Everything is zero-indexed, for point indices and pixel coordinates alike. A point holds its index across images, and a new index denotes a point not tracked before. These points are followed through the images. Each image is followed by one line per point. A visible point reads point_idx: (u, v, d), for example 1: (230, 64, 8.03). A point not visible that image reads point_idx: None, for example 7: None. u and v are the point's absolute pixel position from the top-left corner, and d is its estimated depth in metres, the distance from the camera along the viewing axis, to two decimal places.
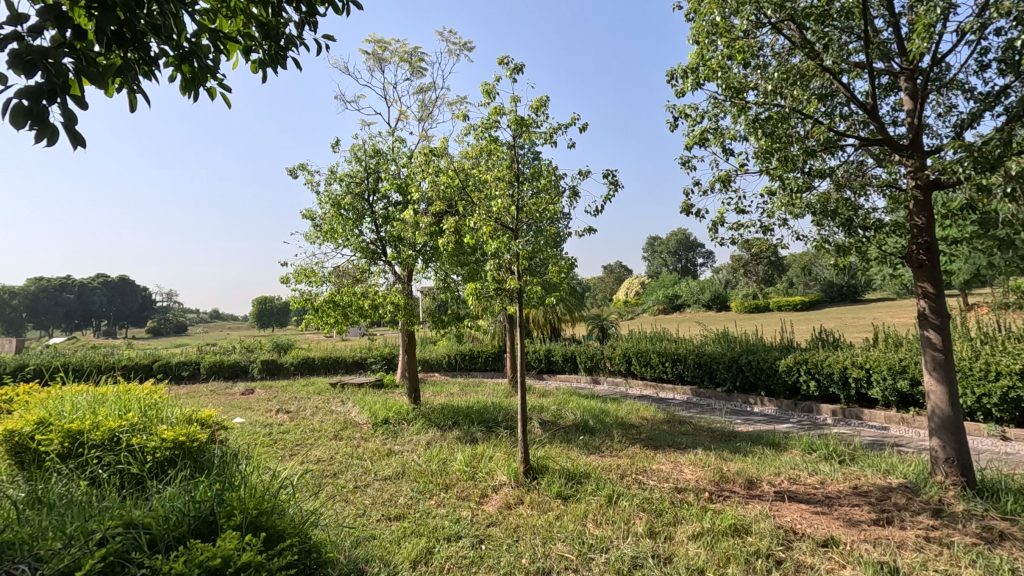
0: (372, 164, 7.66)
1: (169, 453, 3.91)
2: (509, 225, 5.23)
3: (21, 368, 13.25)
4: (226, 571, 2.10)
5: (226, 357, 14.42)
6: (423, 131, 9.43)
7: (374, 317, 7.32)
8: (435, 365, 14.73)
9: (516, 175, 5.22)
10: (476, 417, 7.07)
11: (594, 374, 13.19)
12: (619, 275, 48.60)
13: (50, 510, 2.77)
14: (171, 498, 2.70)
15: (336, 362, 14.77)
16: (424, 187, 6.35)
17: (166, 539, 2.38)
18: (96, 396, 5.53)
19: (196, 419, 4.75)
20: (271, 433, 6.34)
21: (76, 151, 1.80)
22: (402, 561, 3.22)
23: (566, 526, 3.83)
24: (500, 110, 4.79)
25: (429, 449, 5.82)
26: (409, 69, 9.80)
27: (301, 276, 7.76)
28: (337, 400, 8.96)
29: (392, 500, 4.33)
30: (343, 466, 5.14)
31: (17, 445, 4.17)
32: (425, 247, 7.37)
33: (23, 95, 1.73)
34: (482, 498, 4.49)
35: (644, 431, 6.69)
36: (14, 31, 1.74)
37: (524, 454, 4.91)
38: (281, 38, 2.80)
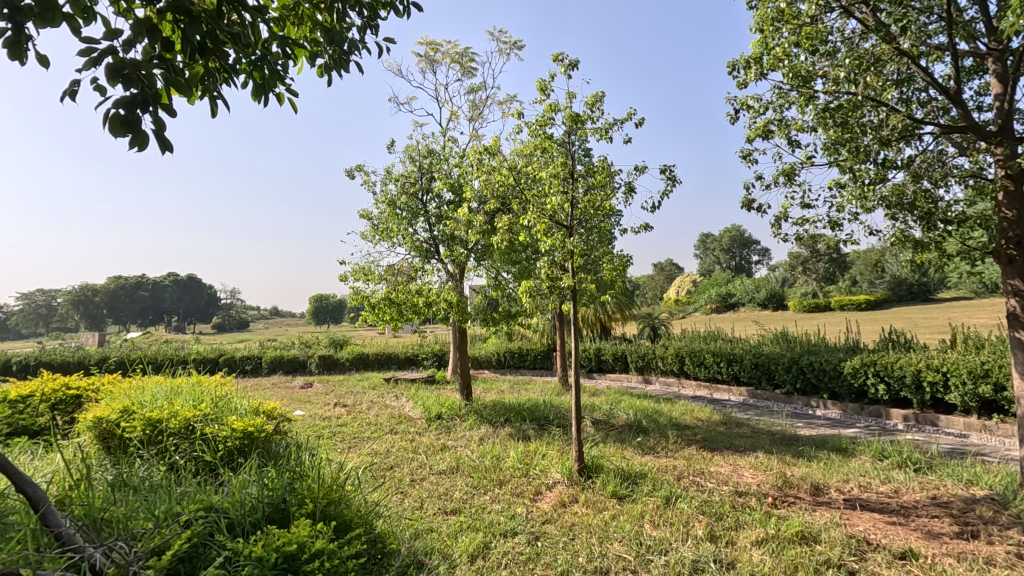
0: (426, 163, 7.80)
1: (239, 442, 4.10)
2: (563, 222, 5.22)
3: (104, 359, 14.27)
4: (302, 557, 2.18)
5: (286, 352, 15.08)
6: (474, 130, 9.53)
7: (427, 314, 7.45)
8: (485, 362, 14.96)
9: (570, 172, 5.18)
10: (528, 415, 7.08)
11: (645, 374, 12.95)
12: (669, 274, 47.56)
13: (135, 492, 2.97)
14: (245, 485, 2.83)
15: (388, 358, 15.16)
16: (477, 186, 6.40)
17: (243, 523, 2.51)
18: (171, 387, 5.88)
19: (262, 411, 4.97)
20: (330, 426, 6.57)
21: (165, 156, 1.90)
22: (461, 555, 3.27)
23: (623, 526, 3.78)
24: (555, 106, 4.78)
25: (482, 445, 5.88)
26: (460, 69, 9.93)
27: (358, 274, 8.00)
28: (391, 395, 9.18)
29: (447, 494, 4.39)
30: (399, 459, 5.26)
31: (104, 431, 4.50)
32: (477, 245, 7.45)
33: (118, 104, 1.84)
34: (536, 495, 4.50)
35: (700, 432, 6.51)
36: (111, 46, 1.86)
37: (578, 452, 4.88)
38: (345, 42, 2.87)
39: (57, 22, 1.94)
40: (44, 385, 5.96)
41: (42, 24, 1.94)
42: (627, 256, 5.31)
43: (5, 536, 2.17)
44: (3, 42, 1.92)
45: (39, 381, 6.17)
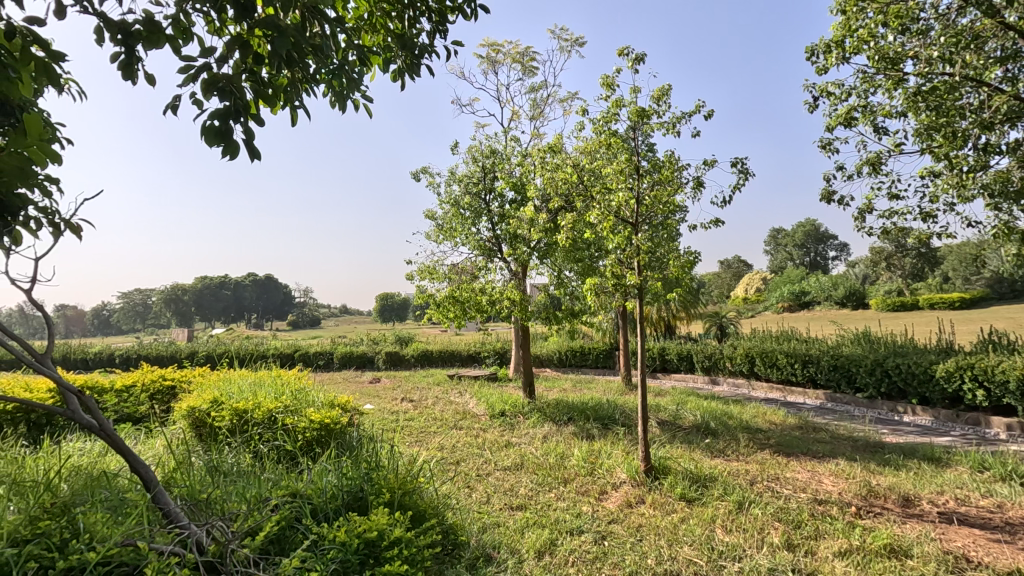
0: (488, 163, 7.89)
1: (317, 432, 4.32)
2: (628, 219, 5.14)
3: (193, 353, 15.41)
4: (381, 544, 2.27)
5: (355, 348, 15.73)
6: (536, 129, 9.58)
7: (490, 312, 7.53)
8: (547, 360, 14.99)
9: (635, 168, 5.08)
10: (592, 414, 7.04)
11: (712, 374, 12.54)
12: (737, 272, 45.77)
13: (226, 476, 3.21)
14: (326, 473, 2.98)
15: (452, 355, 15.50)
16: (541, 184, 6.41)
17: (325, 510, 2.64)
18: (255, 380, 6.29)
19: (337, 404, 5.22)
20: (399, 419, 6.81)
21: (253, 163, 2.03)
22: (528, 550, 3.30)
23: (693, 529, 3.68)
24: (620, 102, 4.72)
25: (546, 442, 5.90)
26: (522, 69, 9.99)
27: (424, 273, 8.24)
28: (456, 391, 9.37)
29: (512, 490, 4.44)
30: (465, 454, 5.37)
31: (197, 420, 4.88)
32: (540, 243, 7.48)
33: (214, 116, 1.98)
34: (602, 495, 4.46)
35: (774, 436, 6.24)
36: (206, 62, 2.00)
37: (644, 452, 4.80)
38: (416, 46, 2.94)
39: (161, 43, 2.12)
40: (145, 376, 6.55)
41: (149, 46, 2.12)
42: (695, 253, 5.16)
43: (122, 512, 2.41)
44: (118, 65, 2.13)
45: (141, 372, 6.76)
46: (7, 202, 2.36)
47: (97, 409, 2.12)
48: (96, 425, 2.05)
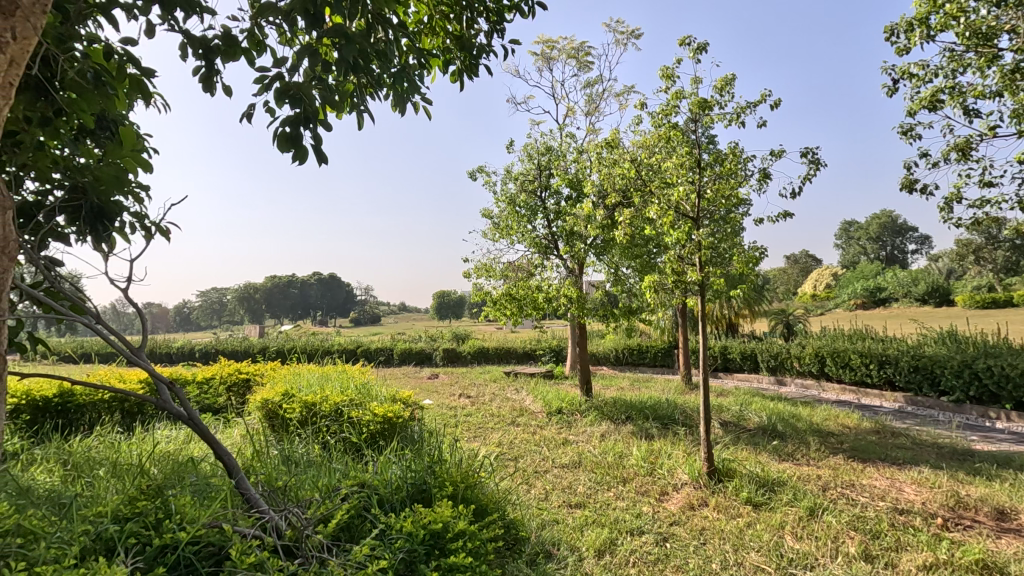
0: (544, 161, 7.88)
1: (380, 426, 4.47)
2: (689, 214, 5.01)
3: (264, 348, 16.29)
4: (446, 536, 2.31)
5: (414, 345, 16.15)
6: (591, 125, 9.50)
7: (547, 309, 7.52)
8: (603, 358, 14.83)
9: (696, 161, 4.94)
10: (651, 413, 6.90)
11: (778, 374, 12.02)
12: (804, 267, 43.60)
13: (298, 464, 3.38)
14: (391, 466, 3.08)
15: (508, 352, 15.63)
16: (597, 180, 6.35)
17: (391, 500, 2.72)
18: (322, 374, 6.59)
19: (398, 398, 5.38)
20: (457, 415, 6.93)
21: (321, 166, 2.12)
22: (588, 548, 3.29)
23: (760, 535, 3.55)
24: (680, 94, 4.60)
25: (604, 441, 5.85)
26: (577, 65, 9.93)
27: (481, 271, 8.35)
28: (512, 388, 9.44)
29: (571, 488, 4.43)
30: (522, 450, 5.41)
31: (269, 412, 5.17)
32: (597, 240, 7.41)
33: (286, 122, 2.08)
34: (662, 496, 4.37)
35: (847, 441, 5.91)
36: (278, 72, 2.11)
37: (707, 454, 4.67)
38: (474, 47, 2.98)
39: (237, 56, 2.25)
40: (222, 369, 6.99)
41: (226, 59, 2.27)
42: (760, 248, 4.96)
43: (208, 495, 2.59)
44: (199, 78, 2.28)
45: (219, 366, 7.21)
46: (106, 209, 2.58)
47: (185, 398, 2.28)
48: (184, 413, 2.20)
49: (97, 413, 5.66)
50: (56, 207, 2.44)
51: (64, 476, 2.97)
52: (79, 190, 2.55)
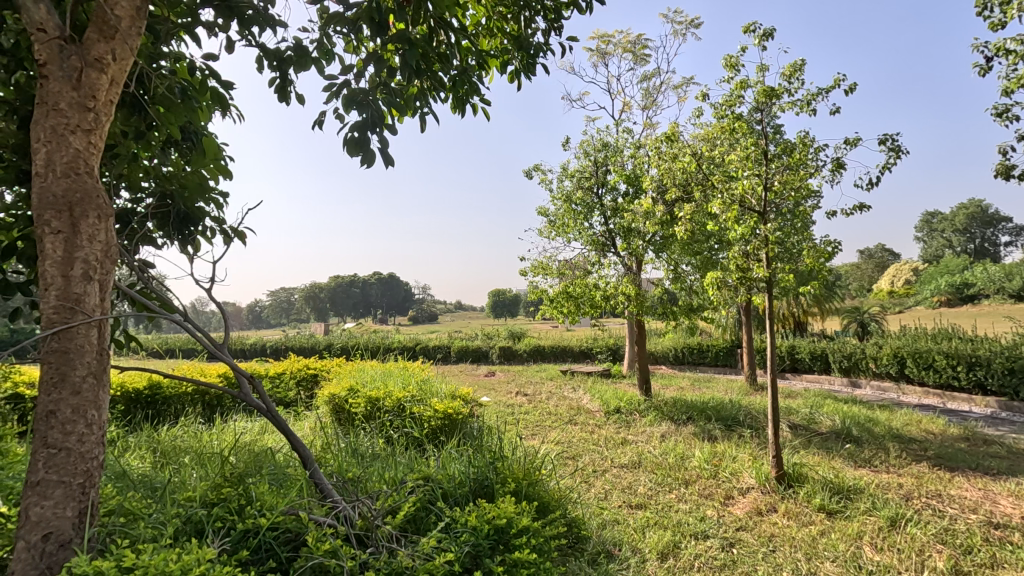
0: (601, 157, 7.78)
1: (441, 421, 4.58)
2: (755, 208, 4.78)
3: (329, 345, 16.99)
4: (510, 531, 2.34)
5: (471, 343, 16.38)
6: (648, 119, 9.32)
7: (605, 308, 7.43)
8: (662, 357, 14.52)
9: (763, 153, 4.74)
10: (713, 414, 6.69)
11: (851, 376, 11.36)
12: (880, 261, 40.94)
13: (365, 455, 3.52)
14: (455, 461, 3.15)
15: (564, 351, 15.60)
16: (656, 176, 6.21)
17: (455, 495, 2.78)
18: (384, 370, 6.81)
19: (458, 395, 5.47)
20: (515, 412, 6.98)
21: (387, 169, 2.18)
22: (650, 550, 3.23)
23: (835, 544, 3.37)
24: (745, 83, 4.43)
25: (665, 442, 5.72)
26: (633, 59, 9.76)
27: (537, 269, 8.37)
28: (569, 386, 9.40)
29: (631, 488, 4.36)
30: (581, 449, 5.38)
31: (336, 406, 5.39)
32: (655, 236, 7.26)
33: (354, 127, 2.16)
34: (728, 500, 4.23)
35: (932, 447, 5.51)
36: (346, 79, 2.19)
37: (776, 457, 4.48)
38: (532, 46, 2.97)
39: (308, 65, 2.35)
40: (292, 365, 7.35)
41: (298, 69, 2.38)
42: (834, 242, 4.71)
43: (285, 484, 2.73)
44: (274, 88, 2.41)
45: (290, 361, 7.59)
46: (191, 214, 2.77)
47: (264, 392, 2.41)
48: (262, 406, 2.32)
49: (182, 404, 6.09)
50: (147, 213, 2.64)
51: (155, 462, 3.22)
52: (167, 198, 2.75)
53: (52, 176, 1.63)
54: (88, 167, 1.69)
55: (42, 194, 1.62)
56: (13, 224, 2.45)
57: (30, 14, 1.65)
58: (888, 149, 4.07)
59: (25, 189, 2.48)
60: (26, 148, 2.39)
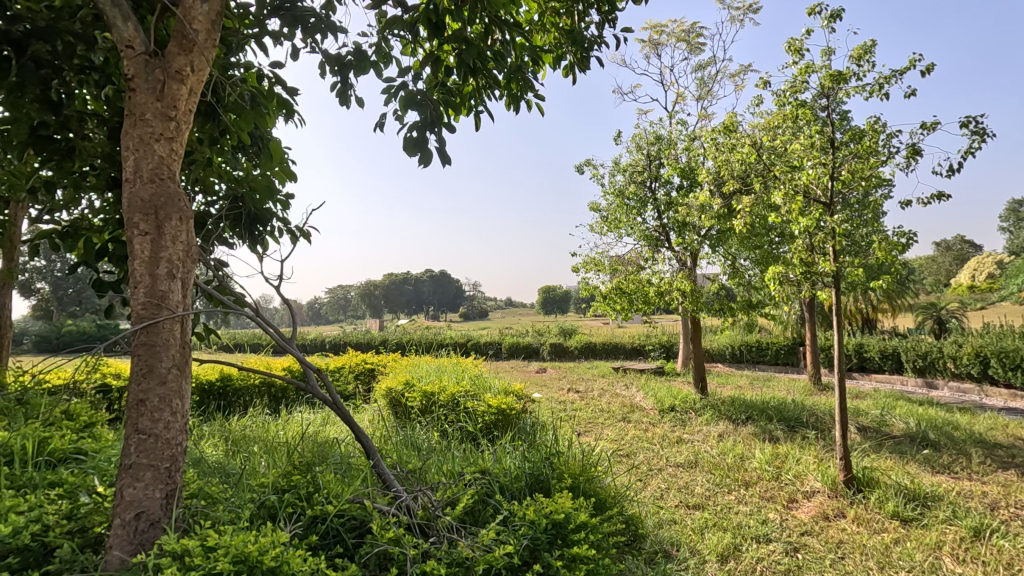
0: (654, 150, 7.63)
1: (495, 416, 4.63)
2: (820, 199, 4.57)
3: (383, 341, 17.47)
4: (568, 526, 2.32)
5: (522, 339, 16.46)
6: (703, 110, 9.05)
7: (658, 304, 7.29)
8: (718, 355, 14.11)
9: (830, 141, 4.51)
10: (775, 414, 6.44)
11: (927, 376, 10.66)
12: (959, 254, 38.13)
13: (422, 447, 3.61)
14: (511, 456, 3.17)
15: (616, 348, 15.44)
16: (712, 168, 6.02)
17: (512, 489, 2.80)
18: (439, 365, 6.95)
19: (511, 391, 5.51)
20: (567, 409, 6.96)
21: (444, 168, 2.23)
22: (710, 552, 3.15)
23: (911, 553, 3.18)
24: (810, 68, 4.23)
25: (723, 442, 5.56)
26: (687, 48, 9.49)
27: (589, 265, 8.30)
28: (621, 384, 9.30)
29: (688, 488, 4.27)
30: (635, 447, 5.31)
31: (393, 399, 5.56)
32: (712, 230, 7.04)
33: (412, 128, 2.22)
34: (791, 503, 4.06)
35: (1021, 454, 5.10)
36: (404, 81, 2.25)
37: (843, 460, 4.27)
38: (586, 39, 2.94)
39: (368, 69, 2.43)
40: (351, 360, 7.62)
41: (358, 73, 2.46)
42: (908, 234, 4.43)
43: (349, 472, 2.84)
44: (336, 93, 2.51)
45: (348, 356, 7.86)
46: (260, 216, 2.92)
47: (330, 385, 2.50)
48: (328, 398, 2.42)
49: (250, 396, 6.44)
50: (221, 216, 2.80)
51: (227, 451, 3.40)
52: (238, 200, 2.91)
53: (140, 181, 1.75)
54: (170, 172, 1.82)
55: (131, 198, 1.75)
56: (103, 227, 2.67)
57: (120, 32, 1.79)
58: (970, 133, 3.79)
59: (115, 195, 2.70)
60: (114, 157, 2.60)
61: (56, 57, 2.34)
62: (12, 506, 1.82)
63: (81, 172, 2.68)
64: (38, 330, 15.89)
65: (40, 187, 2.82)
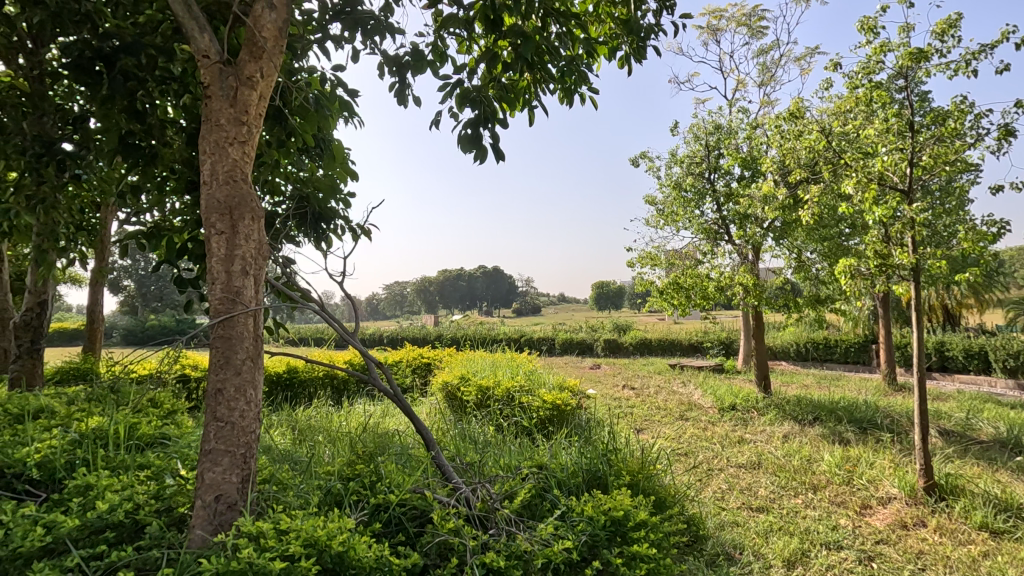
0: (713, 140, 7.38)
1: (550, 412, 4.63)
2: (897, 185, 4.29)
3: (439, 336, 17.83)
4: (627, 524, 2.29)
5: (576, 335, 16.37)
6: (766, 96, 8.67)
7: (718, 299, 7.05)
8: (781, 352, 13.52)
9: (908, 124, 4.22)
10: (845, 415, 6.10)
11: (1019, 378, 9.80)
12: None
13: (478, 440, 3.66)
14: (567, 452, 3.15)
15: (672, 345, 15.11)
16: (776, 157, 5.76)
17: (569, 484, 2.79)
18: (494, 360, 7.01)
19: (565, 386, 5.50)
20: (622, 406, 6.87)
21: (499, 163, 2.24)
22: (776, 557, 3.02)
23: (1003, 568, 2.94)
24: (885, 47, 3.96)
25: (788, 443, 5.33)
26: (748, 33, 9.10)
27: (644, 259, 8.14)
28: (679, 381, 9.08)
29: (751, 489, 4.12)
30: (694, 446, 5.17)
31: (449, 393, 5.66)
32: (775, 222, 6.74)
33: (468, 125, 2.24)
34: (864, 509, 3.84)
35: None
36: (460, 78, 2.27)
37: (923, 466, 3.99)
38: (642, 28, 2.86)
39: (424, 68, 2.48)
40: (408, 354, 7.82)
41: (415, 73, 2.51)
42: (999, 223, 4.07)
43: (409, 463, 2.91)
44: (394, 93, 2.57)
45: (406, 350, 8.06)
46: (324, 214, 3.03)
47: (391, 378, 2.57)
48: (390, 390, 2.49)
49: (315, 387, 6.73)
50: (288, 215, 2.93)
51: (295, 440, 3.56)
52: (304, 200, 3.03)
53: (216, 184, 1.86)
54: (243, 174, 1.91)
55: (209, 200, 1.86)
56: (183, 227, 2.86)
57: (197, 43, 1.89)
58: None
59: (193, 197, 2.88)
60: (192, 161, 2.77)
61: (141, 69, 2.52)
62: (108, 485, 1.98)
63: (162, 177, 2.87)
64: (126, 325, 17.25)
65: (127, 191, 3.04)
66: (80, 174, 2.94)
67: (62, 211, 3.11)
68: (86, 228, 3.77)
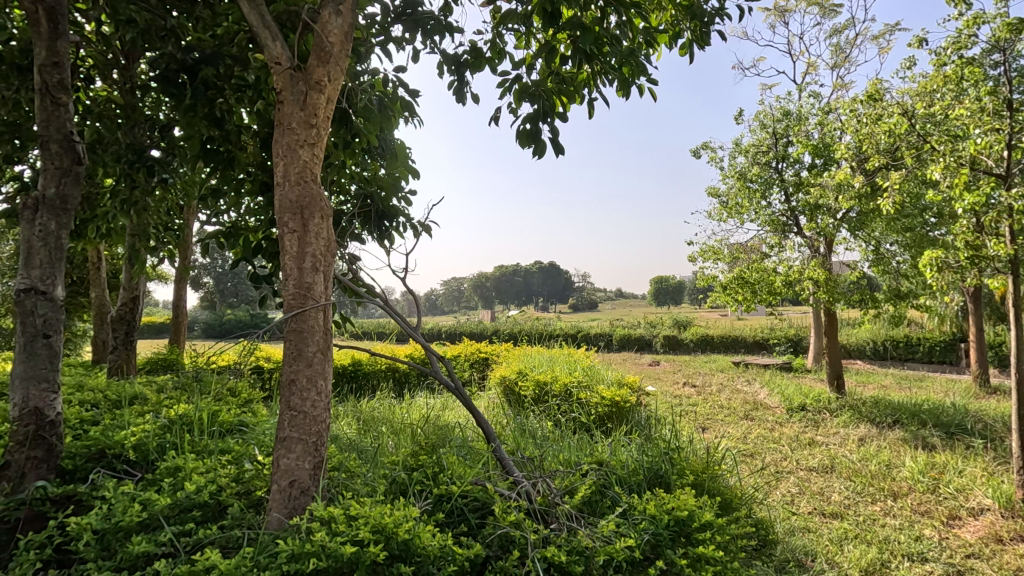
0: (781, 127, 7.02)
1: (609, 408, 4.59)
2: (993, 170, 3.95)
3: (496, 331, 18.02)
4: (692, 525, 2.24)
5: (634, 331, 16.11)
6: (839, 79, 8.18)
7: (786, 294, 6.72)
8: (856, 351, 12.76)
9: (1005, 102, 3.86)
10: (930, 418, 5.69)
11: None
12: None
13: (537, 435, 3.67)
14: (628, 449, 3.11)
15: (736, 342, 14.58)
16: (852, 143, 5.43)
17: (630, 482, 2.75)
18: (550, 356, 7.01)
19: (624, 383, 5.42)
20: (683, 403, 6.70)
21: (557, 158, 2.22)
22: (852, 566, 2.87)
23: None
24: (979, 19, 3.64)
25: (864, 446, 5.02)
26: (820, 12, 8.60)
27: (707, 253, 7.88)
28: (743, 379, 8.74)
29: (823, 494, 3.92)
30: (761, 447, 4.97)
31: (507, 387, 5.71)
32: (850, 212, 6.35)
33: (526, 120, 2.24)
34: (952, 520, 3.57)
35: None
36: (518, 74, 2.27)
37: (1021, 475, 3.67)
38: (706, 14, 2.75)
39: (483, 66, 2.49)
40: (466, 348, 7.94)
41: (474, 70, 2.53)
42: None
43: (470, 456, 2.96)
44: (453, 91, 2.60)
45: (464, 345, 8.19)
46: (387, 212, 3.12)
47: (453, 372, 2.62)
48: (451, 384, 2.53)
49: (378, 380, 6.96)
50: (354, 213, 3.04)
51: (362, 430, 3.69)
52: (368, 199, 3.13)
53: (288, 184, 1.95)
54: (313, 175, 2.00)
55: (282, 200, 1.95)
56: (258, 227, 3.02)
57: (270, 51, 1.99)
58: None
59: (267, 198, 3.03)
60: (265, 164, 2.92)
61: (220, 78, 2.67)
62: (194, 467, 2.13)
63: (239, 179, 3.04)
64: (206, 319, 18.46)
65: (208, 194, 3.24)
66: (167, 179, 3.16)
67: (151, 213, 3.36)
68: (172, 229, 4.05)
